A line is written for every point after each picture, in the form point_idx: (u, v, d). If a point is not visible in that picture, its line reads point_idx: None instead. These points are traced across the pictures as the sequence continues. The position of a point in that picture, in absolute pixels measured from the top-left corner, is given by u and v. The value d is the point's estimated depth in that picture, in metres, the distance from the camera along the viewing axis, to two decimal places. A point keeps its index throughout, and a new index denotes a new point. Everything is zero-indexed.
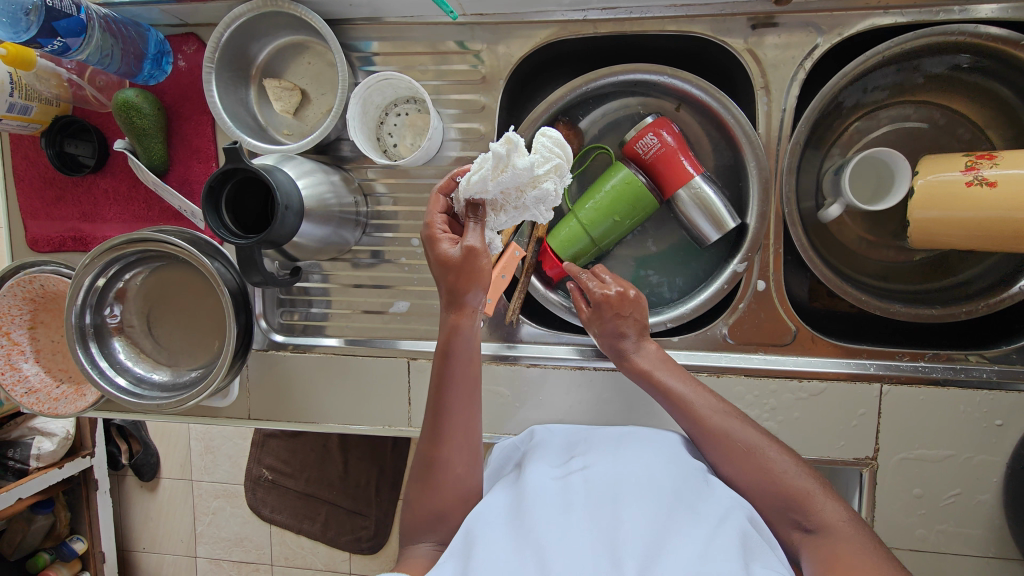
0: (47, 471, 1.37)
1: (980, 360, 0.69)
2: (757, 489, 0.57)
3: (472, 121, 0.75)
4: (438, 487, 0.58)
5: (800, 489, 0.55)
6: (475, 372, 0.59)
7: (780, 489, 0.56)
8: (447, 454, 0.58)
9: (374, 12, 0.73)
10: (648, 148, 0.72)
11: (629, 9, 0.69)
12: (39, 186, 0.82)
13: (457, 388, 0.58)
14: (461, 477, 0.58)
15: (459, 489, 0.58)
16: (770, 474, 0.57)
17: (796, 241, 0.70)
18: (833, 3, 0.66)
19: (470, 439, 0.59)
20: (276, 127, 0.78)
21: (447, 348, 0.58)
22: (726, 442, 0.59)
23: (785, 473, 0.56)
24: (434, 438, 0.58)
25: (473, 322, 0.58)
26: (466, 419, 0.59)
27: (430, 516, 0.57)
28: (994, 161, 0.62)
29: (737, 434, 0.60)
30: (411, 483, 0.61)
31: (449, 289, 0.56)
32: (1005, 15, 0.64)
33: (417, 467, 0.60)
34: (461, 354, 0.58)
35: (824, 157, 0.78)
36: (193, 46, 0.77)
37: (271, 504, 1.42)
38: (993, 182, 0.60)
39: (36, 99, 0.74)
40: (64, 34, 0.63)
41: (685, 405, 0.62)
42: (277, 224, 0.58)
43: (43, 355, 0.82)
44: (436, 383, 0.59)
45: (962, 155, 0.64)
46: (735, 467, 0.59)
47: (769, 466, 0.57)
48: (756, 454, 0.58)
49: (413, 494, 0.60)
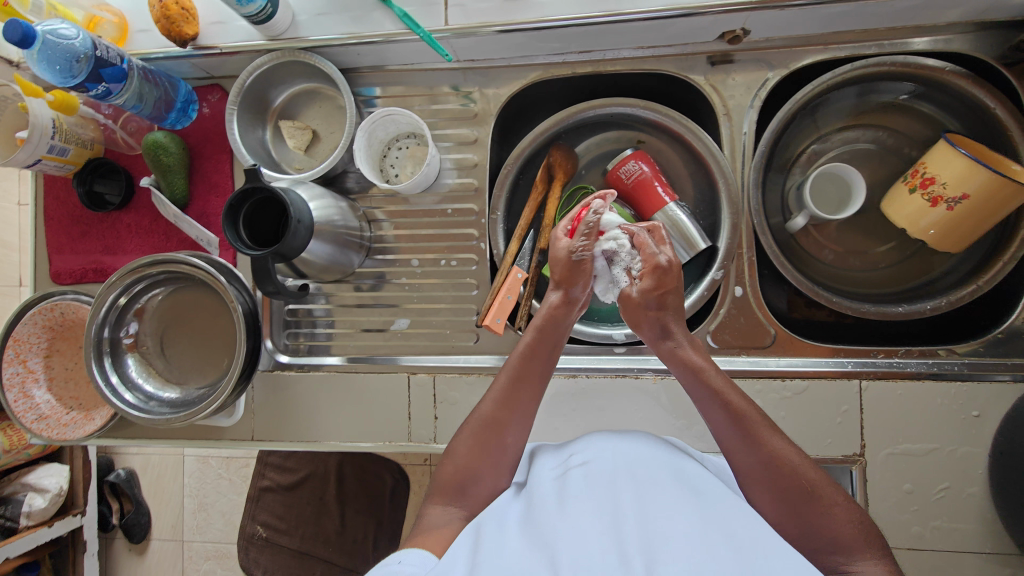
0: (36, 530, 1.33)
1: (950, 354, 0.73)
2: (804, 532, 0.53)
3: (466, 152, 0.83)
4: (487, 440, 0.62)
5: (853, 537, 0.53)
6: (554, 360, 0.67)
7: (837, 539, 0.53)
8: (512, 432, 0.62)
9: (378, 62, 0.83)
10: (630, 175, 0.80)
11: (602, 52, 0.79)
12: (66, 223, 0.89)
13: (541, 362, 0.65)
14: (508, 435, 0.62)
15: (502, 448, 0.62)
16: (822, 524, 0.53)
17: (767, 250, 0.76)
18: (781, 42, 0.76)
19: (535, 400, 0.65)
20: (288, 162, 0.86)
21: (543, 323, 0.66)
22: (789, 481, 0.55)
23: (846, 522, 0.53)
24: (504, 399, 0.64)
25: (571, 309, 0.67)
26: (538, 385, 0.65)
27: (458, 474, 0.61)
28: (938, 182, 0.68)
29: (800, 471, 0.55)
30: (457, 435, 0.64)
31: (554, 276, 0.67)
32: (932, 47, 0.74)
33: (473, 424, 0.64)
34: (553, 332, 0.66)
35: (787, 178, 0.86)
36: (217, 95, 0.86)
37: (265, 566, 1.19)
38: (963, 197, 0.67)
39: (74, 142, 0.81)
40: (108, 80, 0.71)
41: (755, 432, 0.57)
42: (290, 236, 0.64)
43: (55, 383, 0.84)
44: (525, 352, 0.65)
45: (913, 191, 0.72)
46: (786, 507, 0.54)
47: (829, 512, 0.54)
48: (813, 498, 0.54)
49: (448, 458, 0.63)
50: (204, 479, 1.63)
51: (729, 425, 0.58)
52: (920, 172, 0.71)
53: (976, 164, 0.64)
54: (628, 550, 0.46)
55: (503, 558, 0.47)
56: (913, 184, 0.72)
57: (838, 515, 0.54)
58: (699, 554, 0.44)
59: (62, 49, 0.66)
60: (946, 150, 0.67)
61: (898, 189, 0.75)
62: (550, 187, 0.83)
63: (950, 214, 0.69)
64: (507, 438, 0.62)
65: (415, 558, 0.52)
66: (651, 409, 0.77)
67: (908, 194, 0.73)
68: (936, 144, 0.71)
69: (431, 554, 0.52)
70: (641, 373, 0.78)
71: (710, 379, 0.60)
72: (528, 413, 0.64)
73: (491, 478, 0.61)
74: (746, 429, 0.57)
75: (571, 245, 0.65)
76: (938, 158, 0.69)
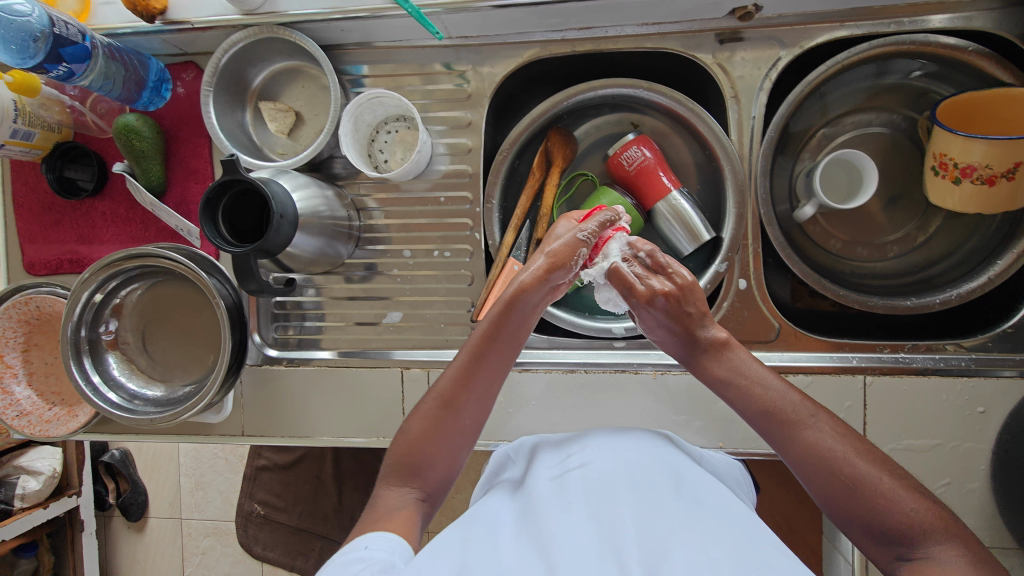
0: (31, 512, 1.31)
1: (957, 349, 0.71)
2: (857, 519, 0.50)
3: (459, 136, 0.79)
4: (442, 422, 0.59)
5: (914, 520, 0.47)
6: (519, 337, 0.62)
7: (897, 525, 0.48)
8: (466, 415, 0.60)
9: (364, 38, 0.77)
10: (633, 161, 0.76)
11: (605, 28, 0.74)
12: (38, 211, 0.84)
13: (502, 343, 0.61)
14: (463, 415, 0.60)
15: (459, 429, 0.59)
16: (877, 511, 0.49)
17: (773, 241, 0.73)
18: (795, 18, 0.71)
19: (492, 382, 0.61)
20: (271, 147, 0.81)
21: (514, 301, 0.60)
22: (833, 468, 0.51)
23: (907, 504, 0.48)
24: (461, 379, 0.60)
25: (540, 291, 0.61)
26: (498, 368, 0.61)
27: (415, 456, 0.58)
28: (986, 165, 0.64)
29: (843, 456, 0.51)
30: (413, 412, 0.61)
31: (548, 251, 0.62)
32: (953, 24, 0.69)
33: (430, 402, 0.60)
34: (523, 311, 0.61)
35: (796, 162, 0.84)
36: (192, 73, 0.80)
37: (264, 540, 1.27)
38: (1017, 163, 0.63)
39: (39, 126, 0.76)
40: (69, 60, 0.66)
41: (795, 430, 0.53)
42: (272, 232, 0.61)
43: (36, 378, 0.81)
44: (489, 331, 0.60)
45: (968, 181, 0.67)
46: (839, 500, 0.51)
47: (887, 496, 0.49)
48: (862, 486, 0.50)
49: (401, 436, 0.60)
50: (200, 459, 1.63)
51: (760, 421, 0.55)
52: (952, 164, 0.67)
53: (1009, 141, 0.60)
54: (627, 556, 0.44)
55: (498, 561, 0.45)
56: (952, 177, 0.68)
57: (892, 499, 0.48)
58: (699, 561, 0.42)
59: (17, 27, 0.61)
60: (961, 138, 0.64)
61: (936, 182, 0.71)
62: (547, 173, 0.79)
63: (1016, 182, 0.64)
64: (461, 421, 0.60)
65: (381, 542, 0.50)
66: (651, 404, 0.75)
67: (955, 188, 0.68)
68: (935, 134, 0.69)
69: (398, 538, 0.51)
70: (641, 368, 0.76)
71: (725, 369, 0.59)
72: (486, 392, 0.61)
73: (446, 461, 0.59)
74: (774, 424, 0.55)
75: (576, 228, 0.64)
76: (960, 147, 0.65)
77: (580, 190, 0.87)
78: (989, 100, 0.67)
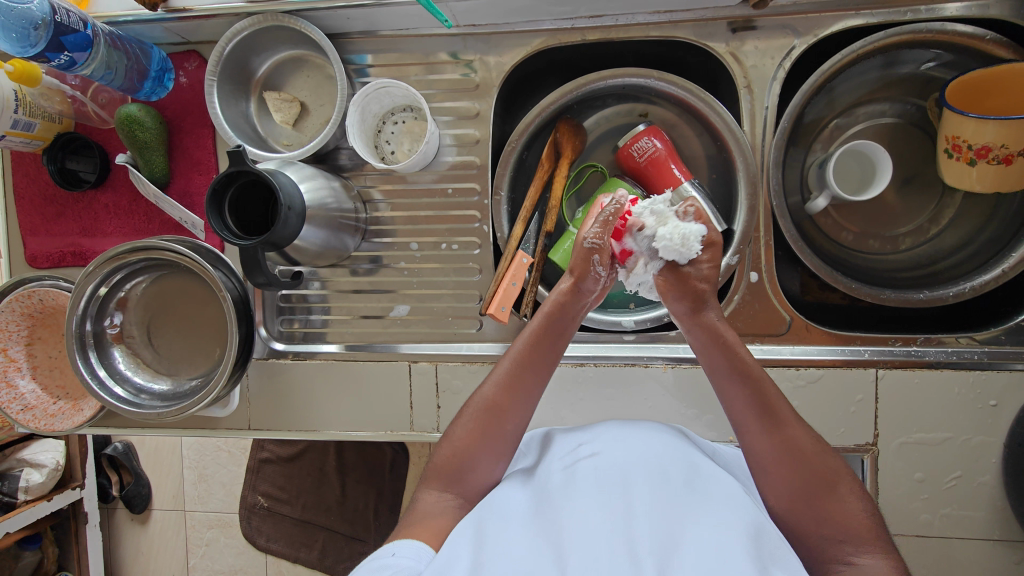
0: (35, 505, 1.31)
1: (970, 342, 0.71)
2: (813, 518, 0.53)
3: (466, 127, 0.78)
4: (487, 429, 0.58)
5: (862, 529, 0.51)
6: (562, 345, 0.61)
7: (846, 528, 0.51)
8: (510, 422, 0.58)
9: (370, 26, 0.76)
10: (644, 152, 0.75)
11: (614, 17, 0.73)
12: (39, 203, 0.83)
13: (548, 350, 0.60)
14: (508, 422, 0.58)
15: (501, 436, 0.58)
16: (832, 513, 0.52)
17: (785, 233, 0.72)
18: (808, 6, 0.70)
19: (539, 387, 0.60)
20: (276, 138, 0.80)
21: (560, 309, 0.59)
22: (810, 470, 0.53)
23: (856, 512, 0.52)
24: (508, 386, 0.59)
25: (579, 300, 0.59)
26: (543, 376, 0.60)
27: (458, 460, 0.58)
28: (1000, 145, 0.63)
29: (819, 459, 0.54)
30: (457, 416, 0.60)
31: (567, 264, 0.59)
32: (970, 12, 0.68)
33: (474, 408, 0.59)
34: (568, 320, 0.60)
35: (808, 153, 0.83)
36: (194, 63, 0.79)
37: (266, 533, 1.28)
38: None
39: (40, 116, 0.75)
40: (71, 48, 0.65)
41: (789, 429, 0.54)
42: (280, 224, 0.60)
43: (40, 372, 0.80)
44: (536, 335, 0.59)
45: (982, 163, 0.66)
46: (803, 501, 0.53)
47: (842, 502, 0.52)
48: (829, 490, 0.53)
49: (446, 439, 0.60)
50: (203, 451, 1.63)
51: (754, 408, 0.55)
52: (965, 146, 0.66)
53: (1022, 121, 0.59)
54: (640, 552, 0.43)
55: (509, 555, 0.44)
56: (966, 159, 0.67)
57: (845, 505, 0.52)
58: (709, 556, 0.41)
59: (17, 14, 0.60)
60: (973, 119, 0.63)
61: (949, 164, 0.70)
62: (557, 164, 0.78)
63: None
64: (507, 428, 0.58)
65: (408, 550, 0.50)
66: (660, 398, 0.75)
67: (970, 169, 0.67)
68: (946, 116, 0.68)
69: (427, 547, 0.51)
70: (651, 362, 0.76)
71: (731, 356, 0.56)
72: (530, 403, 0.60)
73: (488, 469, 0.58)
74: (768, 412, 0.54)
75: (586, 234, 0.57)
76: (972, 129, 0.64)
77: (589, 182, 0.86)
78: (1002, 78, 0.66)
